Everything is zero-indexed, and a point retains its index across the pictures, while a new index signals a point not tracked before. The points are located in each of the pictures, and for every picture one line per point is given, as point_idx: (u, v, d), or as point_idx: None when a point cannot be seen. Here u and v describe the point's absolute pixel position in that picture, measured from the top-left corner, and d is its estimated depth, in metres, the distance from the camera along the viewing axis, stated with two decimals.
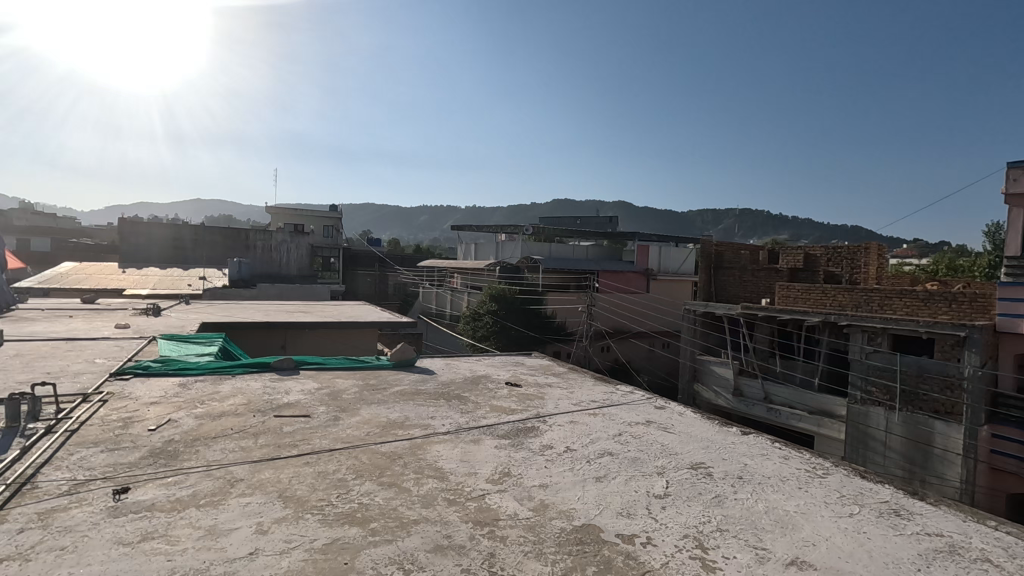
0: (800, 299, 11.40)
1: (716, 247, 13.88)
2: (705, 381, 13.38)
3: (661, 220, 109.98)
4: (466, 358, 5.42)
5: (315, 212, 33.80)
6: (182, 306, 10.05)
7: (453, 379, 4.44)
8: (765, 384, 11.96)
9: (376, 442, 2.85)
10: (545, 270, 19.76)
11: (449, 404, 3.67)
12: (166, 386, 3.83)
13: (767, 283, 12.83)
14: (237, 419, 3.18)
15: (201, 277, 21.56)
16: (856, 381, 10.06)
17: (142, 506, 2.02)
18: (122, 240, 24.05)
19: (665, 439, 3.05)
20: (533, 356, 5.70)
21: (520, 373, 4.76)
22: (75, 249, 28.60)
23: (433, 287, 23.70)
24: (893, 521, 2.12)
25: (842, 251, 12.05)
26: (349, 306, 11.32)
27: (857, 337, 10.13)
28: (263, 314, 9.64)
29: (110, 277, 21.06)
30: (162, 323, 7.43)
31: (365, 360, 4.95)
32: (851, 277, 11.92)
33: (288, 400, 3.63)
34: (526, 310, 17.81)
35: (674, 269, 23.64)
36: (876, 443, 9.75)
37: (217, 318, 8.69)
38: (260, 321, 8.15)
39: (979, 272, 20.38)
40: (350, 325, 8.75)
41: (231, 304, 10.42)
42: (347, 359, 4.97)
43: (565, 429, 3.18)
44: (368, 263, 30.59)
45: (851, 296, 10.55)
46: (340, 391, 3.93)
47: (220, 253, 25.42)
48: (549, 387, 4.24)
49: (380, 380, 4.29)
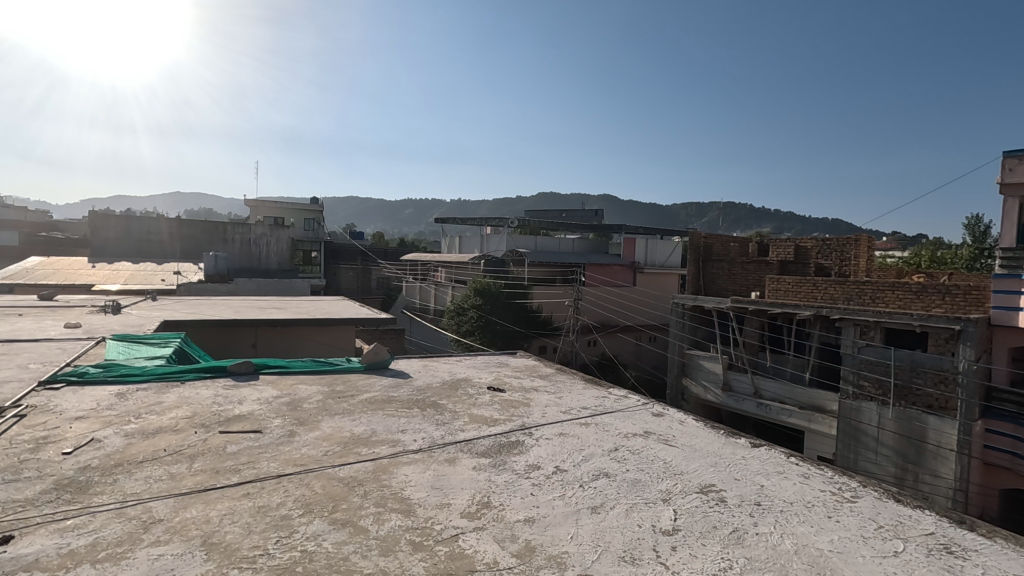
0: (791, 292, 11.16)
1: (704, 239, 13.54)
2: (693, 376, 13.15)
3: (646, 213, 110.35)
4: (445, 359, 5.00)
5: (295, 205, 33.01)
6: (147, 302, 9.48)
7: (430, 383, 4.03)
8: (755, 379, 11.75)
9: (334, 465, 2.44)
10: (530, 264, 19.34)
11: (424, 414, 3.26)
12: (102, 395, 3.37)
13: (756, 276, 12.56)
14: (175, 436, 2.74)
15: (175, 273, 20.79)
16: (849, 375, 9.82)
17: (20, 564, 1.60)
18: (93, 234, 23.11)
19: (668, 455, 2.68)
20: (518, 355, 5.32)
21: (504, 376, 4.36)
22: (45, 243, 27.54)
23: (416, 281, 23.21)
24: (948, 563, 1.77)
25: (832, 243, 11.85)
26: (325, 301, 10.84)
27: (849, 330, 9.93)
28: (233, 310, 9.12)
29: (80, 272, 20.24)
30: (118, 322, 6.90)
31: (335, 362, 4.54)
32: (841, 269, 11.72)
33: (240, 411, 3.20)
34: (511, 304, 17.44)
35: (660, 261, 23.38)
36: (868, 440, 9.53)
37: (182, 315, 8.18)
38: (227, 319, 7.64)
39: (963, 265, 20.49)
40: (325, 321, 8.28)
41: (200, 299, 9.87)
42: (316, 361, 4.56)
43: (554, 444, 2.79)
44: (350, 257, 29.97)
45: (842, 288, 10.33)
46: (302, 399, 3.49)
47: (195, 247, 24.52)
48: (536, 392, 3.85)
49: (349, 386, 3.88)
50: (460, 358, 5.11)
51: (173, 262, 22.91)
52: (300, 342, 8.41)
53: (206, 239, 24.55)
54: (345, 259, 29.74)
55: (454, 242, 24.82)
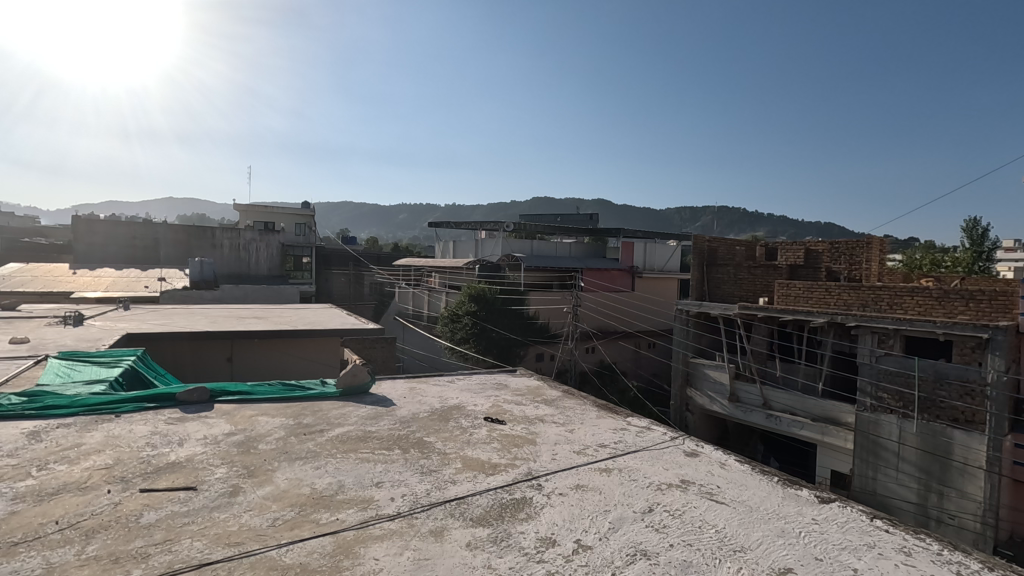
0: (802, 299, 10.62)
1: (708, 243, 12.98)
2: (697, 386, 12.57)
3: (640, 218, 110.13)
4: (435, 381, 4.38)
5: (286, 209, 32.31)
6: (115, 313, 8.80)
7: (417, 412, 3.42)
8: (763, 389, 11.20)
9: (282, 544, 1.83)
10: (527, 269, 18.62)
11: (408, 458, 2.65)
12: (8, 436, 2.73)
13: (764, 281, 11.97)
14: (80, 497, 2.11)
15: (159, 279, 20.06)
16: (866, 387, 9.27)
17: None
18: (77, 239, 22.37)
19: (719, 519, 2.08)
20: (518, 376, 4.72)
21: (502, 402, 3.75)
22: (27, 250, 26.77)
23: (409, 287, 22.55)
24: None
25: (843, 246, 11.34)
26: (311, 310, 10.20)
27: (866, 338, 9.37)
28: (209, 321, 8.47)
29: (60, 279, 19.48)
30: (76, 336, 6.24)
31: (308, 385, 3.93)
32: (854, 274, 11.17)
33: (176, 457, 2.57)
34: (507, 311, 16.84)
35: (659, 266, 22.81)
36: (888, 455, 8.95)
37: (151, 327, 7.52)
38: (199, 330, 6.99)
39: (963, 268, 19.97)
40: (308, 332, 7.64)
41: (174, 309, 9.21)
42: (287, 384, 3.94)
43: (571, 503, 2.19)
44: (342, 263, 29.25)
45: (857, 294, 9.81)
46: (260, 438, 2.88)
47: (183, 252, 23.74)
48: (542, 424, 3.24)
49: (319, 417, 3.26)
50: (452, 379, 4.48)
51: (158, 268, 22.17)
52: (280, 354, 7.77)
53: (193, 245, 23.79)
54: (337, 265, 29.03)
55: (448, 246, 24.20)
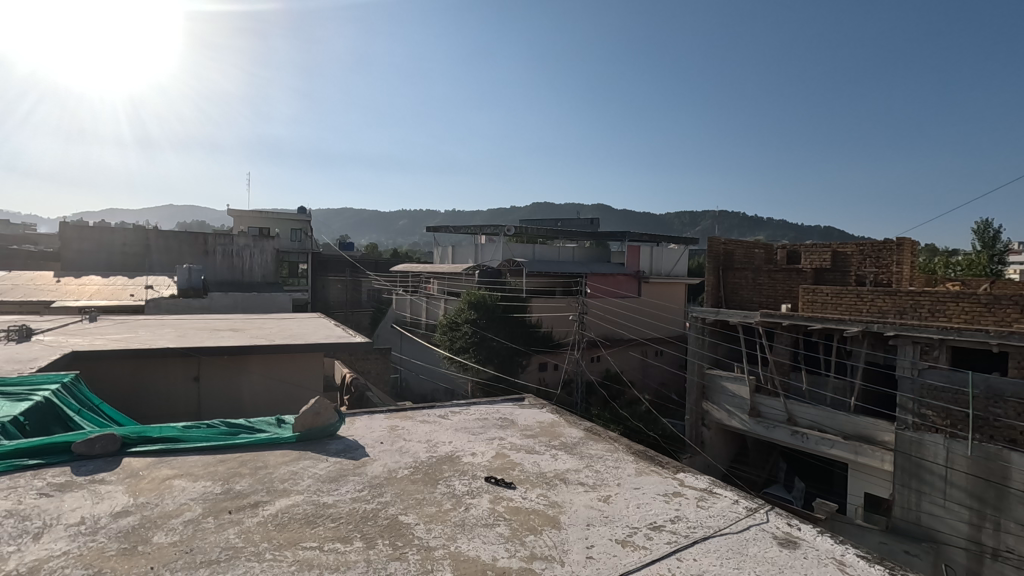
0: (830, 305, 9.76)
1: (724, 245, 12.10)
2: (714, 399, 11.70)
3: (641, 223, 109.27)
4: (422, 417, 3.53)
5: (280, 214, 31.38)
6: (75, 326, 7.92)
7: (391, 469, 2.57)
8: (788, 403, 10.34)
9: None
10: (529, 274, 17.77)
11: (374, 561, 1.81)
12: None
13: (786, 287, 11.07)
14: None
15: (147, 288, 19.20)
16: (907, 403, 8.39)
17: None
18: (65, 246, 21.60)
19: None
20: (525, 410, 3.87)
21: (509, 449, 2.92)
22: (15, 258, 25.91)
23: (407, 294, 21.69)
24: None
25: (874, 247, 10.47)
26: (295, 322, 9.32)
27: (906, 350, 8.48)
28: (176, 334, 7.59)
29: (42, 287, 18.61)
30: (11, 355, 5.37)
31: (260, 428, 3.10)
32: (883, 279, 10.27)
33: (15, 565, 1.70)
34: (508, 319, 15.94)
35: (667, 270, 21.43)
36: (933, 479, 8.09)
37: (108, 342, 6.65)
38: (159, 349, 6.12)
39: (978, 271, 18.90)
40: (286, 349, 6.80)
41: (141, 322, 8.33)
42: (230, 427, 3.10)
43: None
44: (338, 269, 28.27)
45: (893, 300, 8.94)
46: (161, 521, 2.01)
47: (173, 260, 22.89)
48: (566, 489, 2.43)
49: (258, 480, 2.40)
50: (444, 415, 3.64)
51: (146, 276, 21.30)
52: (254, 372, 6.89)
53: (185, 251, 22.96)
54: (333, 271, 28.23)
55: (447, 252, 23.39)
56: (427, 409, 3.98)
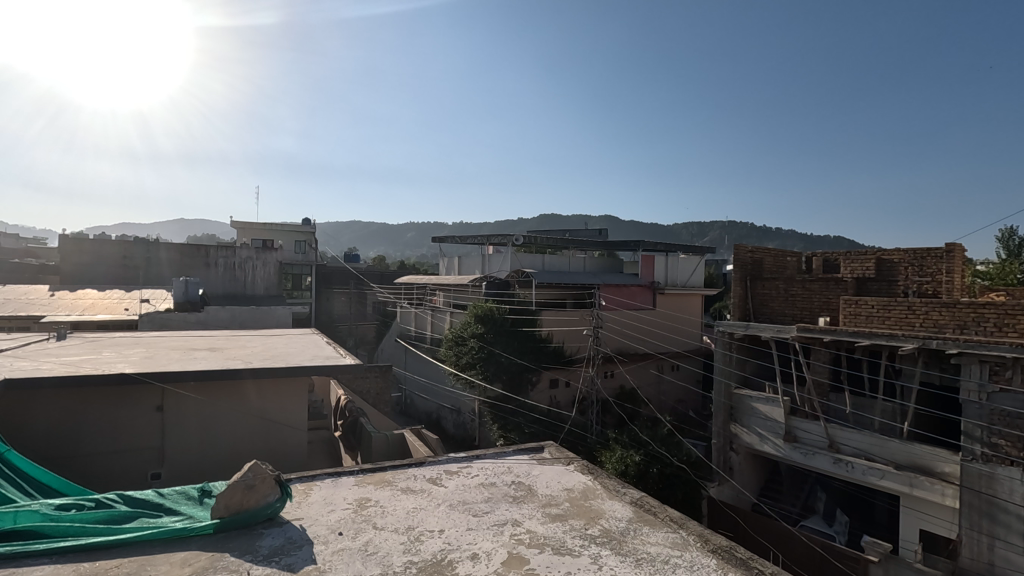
0: (876, 318, 8.76)
1: (751, 253, 11.13)
2: (744, 421, 10.66)
3: (651, 233, 107.56)
4: (406, 488, 3.42)
5: (285, 226, 30.54)
6: (45, 344, 7.34)
7: None
8: (828, 427, 9.31)
9: None
10: (538, 285, 16.79)
11: None
12: None
13: (823, 297, 10.06)
14: None
15: (143, 302, 18.45)
16: (974, 431, 7.36)
17: None
18: (63, 259, 20.93)
19: None
20: (546, 472, 3.79)
21: (523, 553, 2.67)
22: (12, 270, 25.22)
23: (411, 307, 20.83)
24: None
25: (924, 254, 9.43)
26: (286, 337, 8.70)
27: (972, 369, 7.43)
28: (147, 353, 6.90)
29: (33, 301, 17.84)
30: None
31: (161, 521, 2.89)
32: (929, 289, 9.26)
33: None
34: (516, 333, 15.02)
35: (682, 280, 20.44)
36: (1009, 518, 7.05)
37: (71, 362, 6.05)
38: (108, 380, 5.31)
39: (1009, 279, 17.48)
40: (271, 384, 6.17)
41: (116, 341, 7.70)
42: (107, 528, 2.76)
43: None
44: (343, 281, 27.58)
45: (951, 313, 7.94)
46: None
47: (173, 273, 22.13)
48: None
49: None
50: (430, 483, 3.53)
51: (143, 290, 20.53)
52: (226, 408, 5.97)
53: (185, 264, 22.23)
54: (338, 284, 27.51)
55: (454, 263, 22.54)
56: (414, 468, 3.79)
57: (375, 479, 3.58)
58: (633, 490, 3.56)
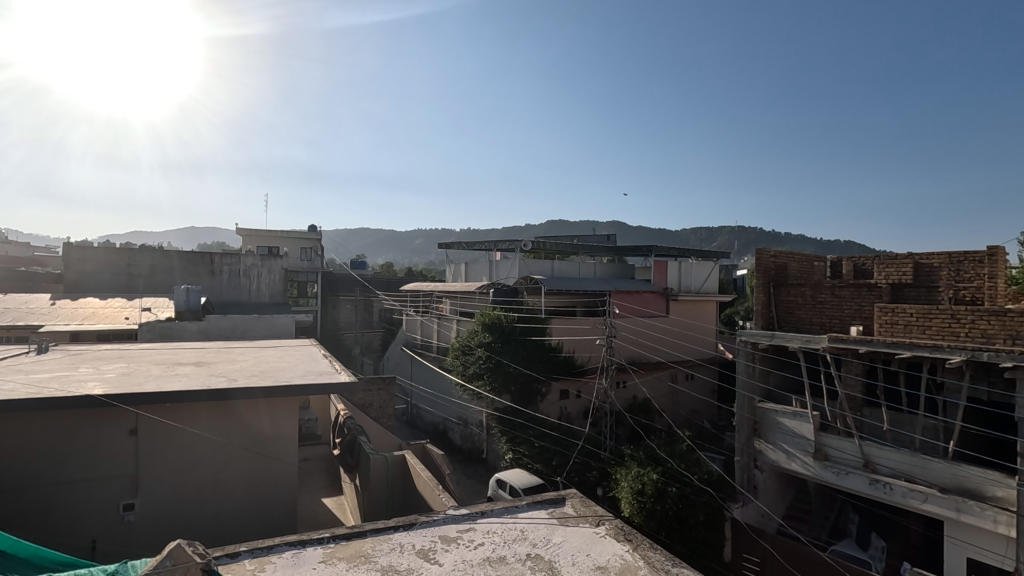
0: (914, 327, 8.10)
1: (774, 257, 10.49)
2: (768, 437, 10.00)
3: (660, 238, 106.65)
4: (390, 570, 2.98)
5: (290, 233, 30.12)
6: (22, 358, 6.87)
7: None
8: (862, 444, 8.62)
9: None
10: (547, 292, 16.20)
11: None
12: None
13: (854, 305, 9.42)
14: None
15: (144, 310, 18.00)
16: None
17: None
18: (67, 267, 20.58)
19: None
20: (571, 541, 3.42)
21: None
22: (15, 277, 24.87)
23: (418, 314, 20.29)
24: None
25: (965, 258, 8.75)
26: (281, 350, 8.20)
27: None
28: (127, 369, 6.37)
29: (31, 309, 17.40)
30: None
31: None
32: (970, 296, 8.59)
33: None
34: (525, 342, 14.43)
35: (696, 286, 19.78)
36: None
37: (41, 380, 5.55)
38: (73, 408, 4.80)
39: None
40: (261, 411, 5.67)
41: (98, 355, 7.19)
42: None
43: None
44: (348, 289, 27.16)
45: (1001, 322, 7.29)
46: None
47: (177, 280, 21.72)
48: None
49: None
50: (424, 563, 3.07)
51: (144, 298, 20.08)
52: (207, 435, 5.42)
53: (189, 271, 21.83)
54: (343, 291, 27.10)
55: (460, 269, 22.03)
56: (407, 537, 3.35)
57: (350, 553, 3.18)
58: (683, 569, 3.13)
